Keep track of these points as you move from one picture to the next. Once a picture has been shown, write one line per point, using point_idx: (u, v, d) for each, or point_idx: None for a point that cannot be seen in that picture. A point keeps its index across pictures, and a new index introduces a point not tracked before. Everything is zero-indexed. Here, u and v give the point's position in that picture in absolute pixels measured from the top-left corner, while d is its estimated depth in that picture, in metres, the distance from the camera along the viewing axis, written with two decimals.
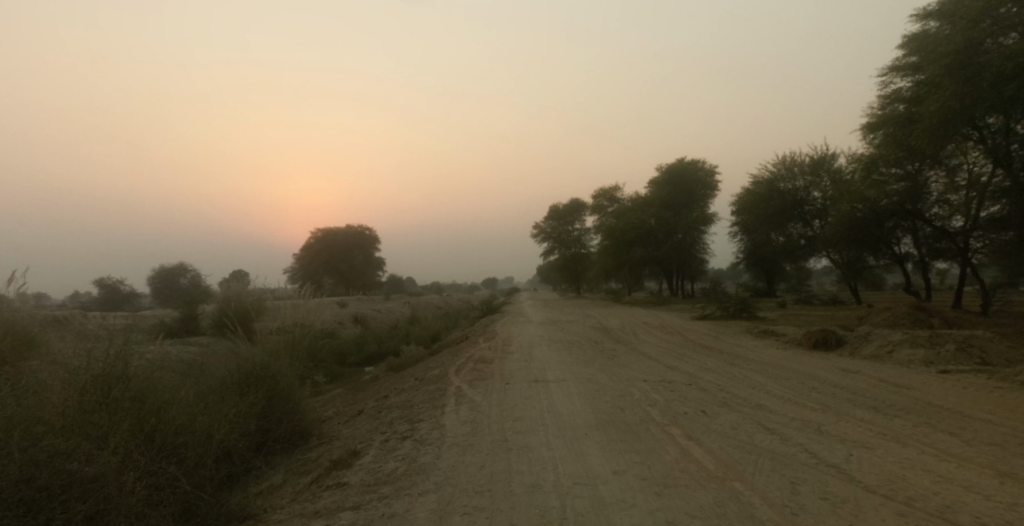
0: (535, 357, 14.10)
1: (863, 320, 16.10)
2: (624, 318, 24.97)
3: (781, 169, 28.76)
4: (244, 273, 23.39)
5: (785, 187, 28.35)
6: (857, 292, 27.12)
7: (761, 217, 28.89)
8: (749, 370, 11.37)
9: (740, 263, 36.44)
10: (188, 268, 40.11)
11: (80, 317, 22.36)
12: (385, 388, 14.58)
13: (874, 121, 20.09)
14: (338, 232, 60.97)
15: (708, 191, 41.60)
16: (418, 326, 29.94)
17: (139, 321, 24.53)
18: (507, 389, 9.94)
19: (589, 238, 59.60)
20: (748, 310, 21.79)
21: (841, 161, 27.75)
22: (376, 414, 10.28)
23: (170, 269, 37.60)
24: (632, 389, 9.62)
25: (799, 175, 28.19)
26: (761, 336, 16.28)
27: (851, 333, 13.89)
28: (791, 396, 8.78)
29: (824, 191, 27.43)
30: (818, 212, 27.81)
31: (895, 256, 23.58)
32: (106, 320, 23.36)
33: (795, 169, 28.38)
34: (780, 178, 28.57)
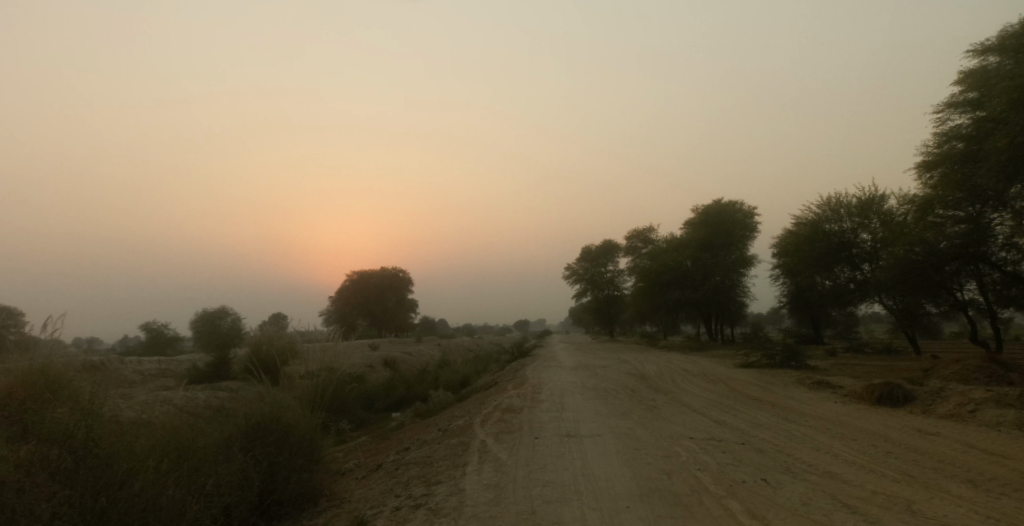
0: (567, 407, 13.03)
1: (929, 373, 14.69)
2: (664, 365, 23.66)
3: (827, 210, 27.61)
4: (284, 317, 22.90)
5: (831, 229, 27.15)
6: (915, 341, 25.21)
7: (806, 259, 27.61)
8: (808, 428, 10.15)
9: (784, 307, 34.79)
10: (228, 311, 40.11)
11: (113, 360, 22.10)
12: (409, 439, 13.64)
13: (931, 159, 18.90)
14: (372, 274, 60.98)
15: (748, 232, 39.84)
16: (448, 370, 29.05)
17: (172, 367, 24.11)
18: (537, 445, 8.93)
19: (623, 280, 58.36)
20: (797, 358, 20.40)
21: (890, 202, 26.41)
22: (393, 472, 9.36)
23: (211, 312, 37.61)
24: (677, 449, 8.52)
25: (847, 217, 26.99)
26: (815, 388, 14.92)
27: (919, 387, 12.55)
28: (865, 464, 7.60)
29: (873, 233, 26.07)
30: (868, 255, 26.34)
31: (957, 303, 21.79)
32: (138, 364, 22.99)
33: (841, 211, 27.21)
34: (826, 219, 27.42)
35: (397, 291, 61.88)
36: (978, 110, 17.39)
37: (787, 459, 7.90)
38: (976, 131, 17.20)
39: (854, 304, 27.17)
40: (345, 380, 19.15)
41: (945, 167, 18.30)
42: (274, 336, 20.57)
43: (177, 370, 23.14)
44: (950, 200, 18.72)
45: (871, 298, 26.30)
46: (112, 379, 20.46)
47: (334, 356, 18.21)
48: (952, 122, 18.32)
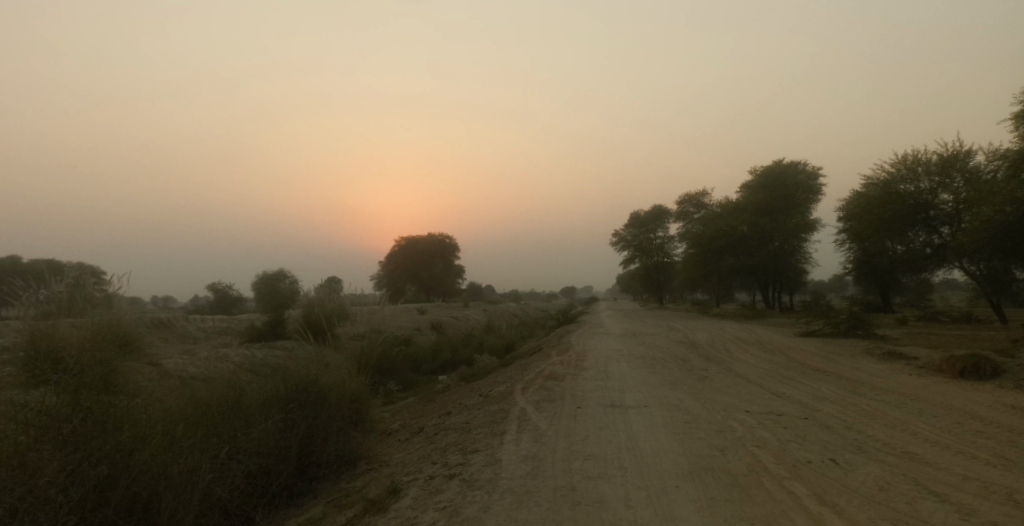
0: (614, 375, 12.44)
1: (1015, 345, 13.51)
2: (717, 332, 22.78)
3: (901, 168, 25.83)
4: (338, 280, 22.84)
5: (906, 190, 25.36)
6: (1001, 309, 23.62)
7: (877, 222, 26.02)
8: (877, 402, 9.32)
9: (848, 273, 33.18)
10: (287, 274, 40.71)
11: (182, 318, 22.59)
12: (452, 403, 13.31)
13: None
14: (419, 240, 61.15)
15: (810, 195, 38.10)
16: (494, 335, 28.77)
17: (233, 325, 24.46)
18: (579, 415, 8.38)
19: (672, 246, 57.00)
20: (863, 327, 19.23)
21: (977, 159, 24.51)
22: (431, 438, 8.99)
23: (273, 275, 38.22)
24: (732, 424, 7.85)
25: (924, 177, 25.21)
26: (885, 359, 13.94)
27: (1006, 361, 11.51)
28: (949, 444, 6.80)
29: (955, 193, 24.32)
30: (948, 217, 24.64)
31: None
32: (202, 322, 23.35)
33: (918, 169, 25.39)
34: (901, 179, 25.66)
35: (444, 257, 61.96)
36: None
37: (856, 437, 7.15)
38: None
39: (931, 270, 25.58)
40: (391, 342, 18.98)
41: None
42: (324, 298, 20.49)
43: (240, 328, 23.40)
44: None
45: (951, 263, 24.67)
46: (178, 336, 20.83)
47: (382, 319, 18.01)
48: None
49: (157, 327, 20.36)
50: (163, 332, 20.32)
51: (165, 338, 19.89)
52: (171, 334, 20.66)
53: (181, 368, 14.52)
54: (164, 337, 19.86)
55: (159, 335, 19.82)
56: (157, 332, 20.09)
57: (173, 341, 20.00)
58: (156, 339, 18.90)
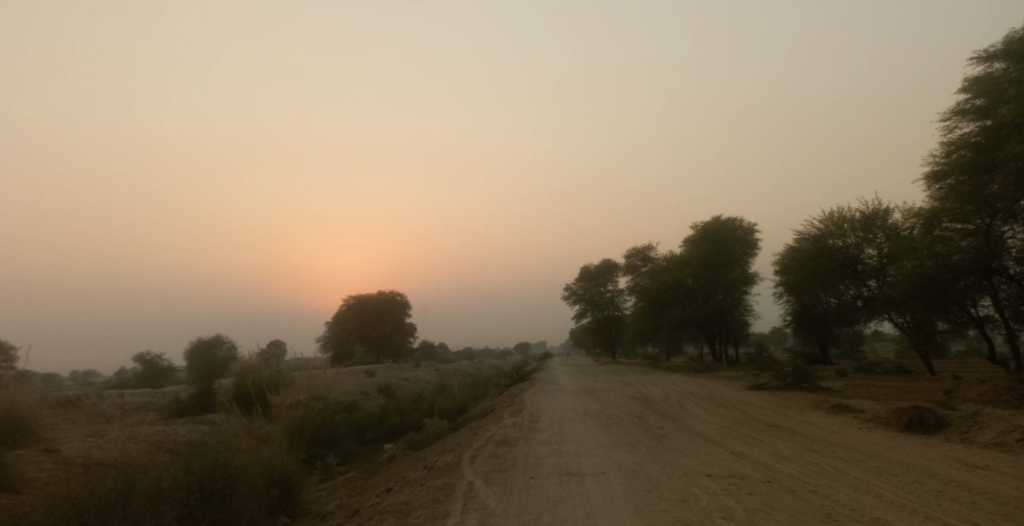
0: (567, 437, 11.82)
1: (957, 394, 13.52)
2: (669, 387, 22.41)
3: (828, 225, 26.62)
4: (280, 344, 21.57)
5: (834, 244, 26.06)
6: (931, 361, 23.81)
7: (809, 277, 26.47)
8: (840, 458, 9.00)
9: (788, 326, 33.58)
10: (223, 340, 38.69)
11: (96, 396, 20.78)
12: (394, 476, 12.37)
13: (938, 170, 18.27)
14: (369, 297, 59.74)
15: (748, 249, 38.95)
16: (442, 397, 27.72)
17: (156, 399, 22.71)
18: (531, 488, 7.70)
19: (623, 300, 57.29)
20: (810, 379, 19.18)
21: (894, 217, 25.39)
22: (365, 523, 8.12)
23: (209, 341, 36.26)
24: (695, 491, 7.30)
25: (850, 232, 25.94)
26: (837, 412, 13.73)
27: (953, 412, 11.40)
28: (919, 508, 6.40)
29: (878, 248, 24.99)
30: (874, 271, 25.18)
31: (974, 319, 20.09)
32: (120, 397, 21.64)
33: (844, 225, 26.17)
34: (828, 235, 26.40)
35: (395, 314, 60.61)
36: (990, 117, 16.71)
37: (825, 503, 6.67)
38: (986, 139, 16.66)
39: (862, 322, 25.92)
40: (333, 410, 17.88)
41: (954, 178, 17.73)
42: (259, 364, 19.18)
43: (162, 402, 21.72)
44: (958, 212, 17.94)
45: (880, 315, 24.94)
46: (87, 416, 19.16)
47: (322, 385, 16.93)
48: (958, 131, 17.71)
49: (61, 408, 18.67)
50: (67, 413, 18.63)
51: (71, 419, 18.23)
52: (79, 414, 19.00)
53: (83, 453, 13.18)
54: (70, 418, 18.20)
55: (64, 416, 18.16)
56: (61, 414, 18.41)
57: (82, 422, 18.36)
58: (59, 422, 17.28)
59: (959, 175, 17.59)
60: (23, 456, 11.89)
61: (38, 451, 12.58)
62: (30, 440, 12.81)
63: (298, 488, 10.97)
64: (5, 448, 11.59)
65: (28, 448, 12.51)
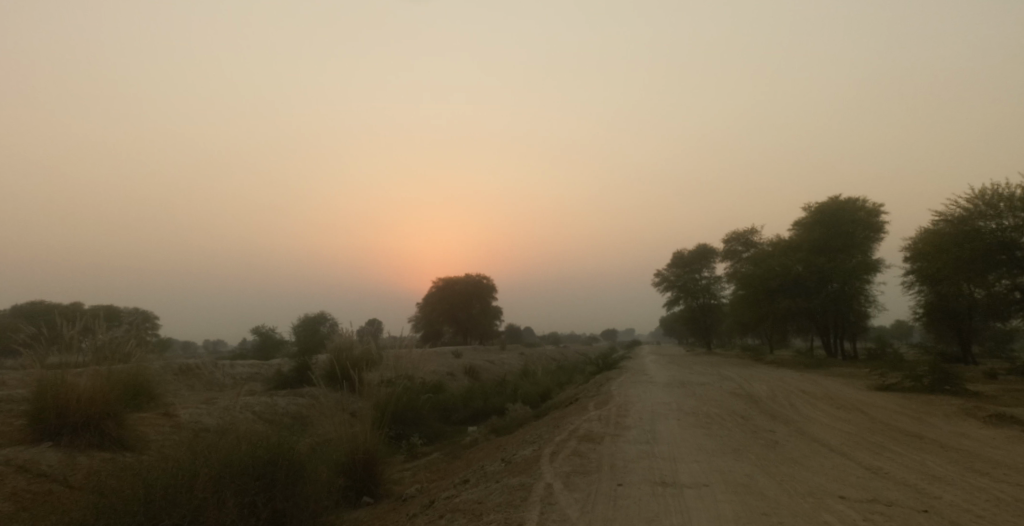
0: (662, 438, 10.42)
1: None
2: (776, 382, 20.42)
3: (979, 204, 23.63)
4: (379, 321, 20.31)
5: (986, 227, 23.13)
6: None
7: (952, 264, 23.59)
8: (1014, 494, 7.38)
9: (919, 319, 30.50)
10: (327, 316, 39.34)
11: (210, 364, 20.80)
12: (475, 462, 11.38)
13: None
14: (458, 281, 59.62)
15: (872, 233, 35.54)
16: (530, 381, 26.78)
17: (263, 370, 21.95)
18: (618, 498, 6.44)
19: (719, 287, 54.35)
20: (951, 380, 16.77)
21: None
22: (429, 517, 6.77)
23: (312, 317, 37.03)
24: (827, 519, 6.08)
25: (1007, 213, 22.87)
26: (995, 428, 11.59)
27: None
28: None
29: None
30: None
31: None
32: (231, 366, 21.48)
33: (999, 206, 23.11)
34: (978, 216, 23.48)
35: (483, 298, 60.28)
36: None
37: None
38: None
39: (1018, 316, 23.10)
40: (420, 390, 17.15)
41: None
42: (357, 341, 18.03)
43: (268, 371, 21.59)
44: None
45: None
46: (205, 384, 19.23)
47: (416, 359, 15.90)
48: None
49: (180, 375, 18.82)
50: (188, 381, 18.79)
51: (190, 387, 18.34)
52: (198, 381, 19.12)
53: (197, 419, 12.64)
54: (188, 385, 18.30)
55: (183, 382, 18.30)
56: (182, 381, 18.57)
57: (201, 390, 18.46)
58: (178, 390, 17.37)
59: None
60: (141, 420, 11.48)
61: (156, 415, 12.28)
62: (149, 404, 12.52)
63: (381, 469, 9.94)
64: (126, 410, 11.26)
65: (146, 412, 12.22)
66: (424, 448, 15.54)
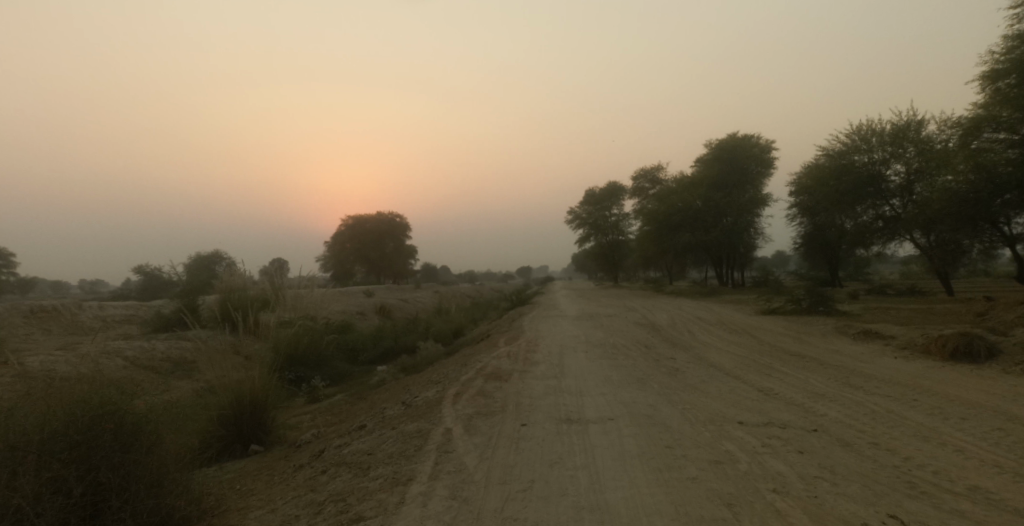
0: (568, 372, 10.22)
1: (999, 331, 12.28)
2: (676, 311, 20.96)
3: (855, 138, 24.83)
4: (280, 260, 19.00)
5: (859, 161, 24.45)
6: (948, 281, 23.91)
7: (830, 195, 25.08)
8: (888, 407, 7.69)
9: (797, 248, 32.25)
10: (223, 254, 37.01)
11: (74, 306, 18.81)
12: (374, 404, 10.88)
13: (992, 71, 17.82)
14: (369, 218, 57.62)
15: (764, 169, 36.90)
16: (440, 319, 26.37)
17: (140, 312, 20.15)
18: (520, 441, 6.04)
19: (628, 224, 55.39)
20: (827, 303, 17.77)
21: (929, 128, 23.49)
22: (314, 469, 6.19)
23: (206, 257, 34.77)
24: (729, 448, 5.96)
25: (878, 147, 24.18)
26: (867, 346, 12.33)
27: (991, 366, 10.11)
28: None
29: (907, 165, 23.50)
30: (897, 190, 23.90)
31: (1005, 238, 20.59)
32: (101, 308, 19.57)
33: (871, 140, 24.40)
34: (854, 150, 24.73)
35: (395, 236, 58.81)
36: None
37: (900, 466, 5.67)
38: None
39: (880, 243, 24.82)
40: (323, 330, 16.25)
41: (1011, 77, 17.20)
42: (250, 281, 16.81)
43: (146, 313, 19.84)
44: (1004, 120, 17.67)
45: (900, 237, 23.95)
46: (66, 327, 17.37)
47: (316, 301, 14.99)
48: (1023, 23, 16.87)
49: (36, 318, 16.85)
50: (46, 325, 16.88)
51: (47, 331, 16.49)
52: (58, 326, 17.18)
53: (47, 368, 11.26)
54: (45, 330, 16.44)
55: (40, 328, 16.38)
56: (40, 326, 16.65)
57: (62, 335, 16.65)
58: (32, 336, 15.54)
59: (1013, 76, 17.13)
60: None
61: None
62: None
63: (270, 416, 9.17)
64: None
65: None
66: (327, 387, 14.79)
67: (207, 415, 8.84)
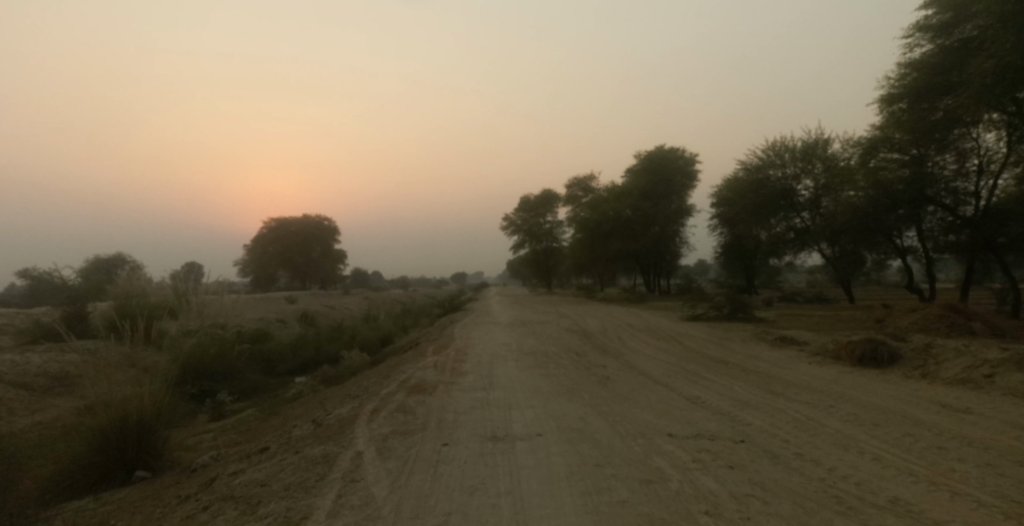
0: (497, 383, 9.78)
1: (906, 336, 12.67)
2: (606, 318, 20.89)
3: (769, 153, 25.56)
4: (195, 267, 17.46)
5: (773, 175, 25.18)
6: (849, 290, 24.92)
7: (745, 207, 25.65)
8: (808, 414, 7.59)
9: (717, 257, 32.97)
10: (133, 260, 34.78)
11: None
12: (286, 420, 10.12)
13: (887, 96, 18.51)
14: (295, 221, 55.57)
15: (689, 180, 37.64)
16: (367, 327, 25.50)
17: (24, 321, 18.40)
18: (439, 464, 5.56)
19: (561, 232, 55.65)
20: (745, 310, 18.08)
21: (834, 146, 24.67)
22: (203, 503, 5.51)
23: (114, 262, 32.57)
24: (660, 464, 5.65)
25: (789, 162, 25.02)
26: (783, 351, 12.49)
27: (895, 371, 10.31)
28: (951, 515, 4.71)
29: (816, 180, 24.44)
30: (807, 204, 24.80)
31: (898, 250, 21.46)
32: None
33: (784, 155, 25.22)
34: (768, 164, 25.42)
35: (323, 240, 56.96)
36: (950, 37, 16.11)
37: (825, 478, 5.48)
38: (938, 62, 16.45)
39: (791, 254, 25.67)
40: (234, 340, 15.23)
41: (902, 104, 17.91)
42: (151, 288, 15.60)
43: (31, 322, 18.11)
44: (896, 141, 18.72)
45: (809, 248, 24.85)
46: None
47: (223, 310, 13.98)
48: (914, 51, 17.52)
49: None
50: None
51: None
52: None
53: None
54: None
55: None
56: None
57: None
58: None
59: (904, 102, 17.84)
60: None
61: None
62: None
63: (162, 437, 8.33)
64: None
65: None
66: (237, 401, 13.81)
67: (89, 437, 7.92)
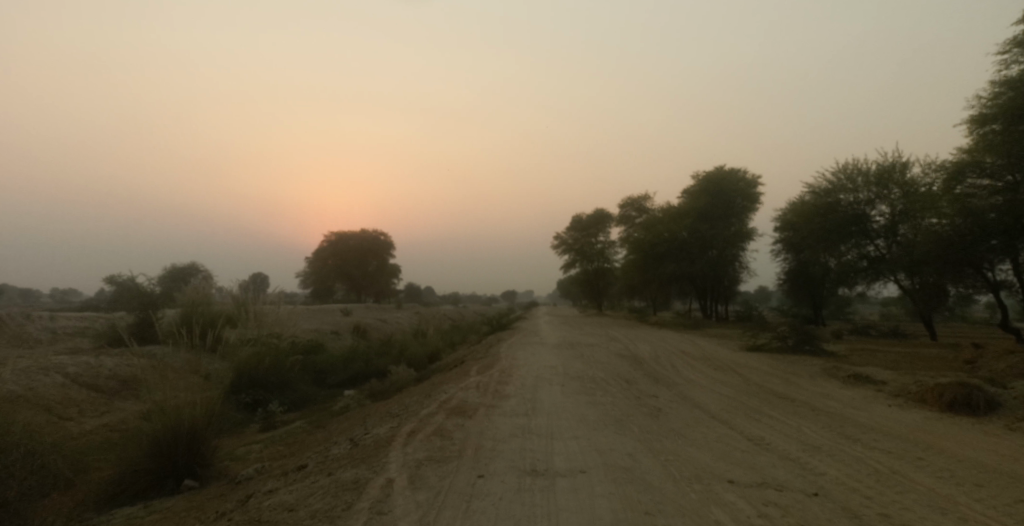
0: (542, 409, 9.28)
1: (995, 381, 11.53)
2: (662, 343, 20.09)
3: (840, 176, 24.42)
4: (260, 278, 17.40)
5: (844, 200, 24.01)
6: (931, 324, 23.24)
7: (814, 232, 24.47)
8: (890, 465, 6.80)
9: (780, 284, 31.63)
10: (198, 268, 35.84)
11: (19, 316, 17.55)
12: (328, 436, 9.85)
13: (978, 116, 17.27)
14: (352, 235, 56.44)
15: (750, 203, 36.36)
16: (416, 342, 25.33)
17: (93, 325, 18.89)
18: (473, 500, 5.09)
19: (613, 252, 54.71)
20: (813, 342, 17.03)
21: (913, 170, 23.31)
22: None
23: (180, 269, 33.62)
24: (719, 517, 5.03)
25: (862, 187, 23.84)
26: (857, 390, 11.54)
27: (989, 419, 9.29)
28: None
29: (892, 206, 23.17)
30: (881, 230, 23.46)
31: (989, 284, 19.78)
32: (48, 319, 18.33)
33: (857, 179, 24.01)
34: (839, 189, 24.26)
35: (379, 255, 57.60)
36: None
37: None
38: None
39: (863, 283, 24.25)
40: (286, 351, 15.19)
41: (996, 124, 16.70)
42: (213, 297, 15.71)
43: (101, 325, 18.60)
44: (987, 165, 17.38)
45: (884, 278, 23.41)
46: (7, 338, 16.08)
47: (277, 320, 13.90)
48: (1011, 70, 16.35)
49: None
50: None
51: None
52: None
53: None
54: None
55: None
56: None
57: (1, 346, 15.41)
58: None
59: (999, 123, 16.59)
60: None
61: None
62: None
63: (215, 447, 8.19)
64: None
65: None
66: (286, 412, 13.70)
67: (131, 442, 7.80)
